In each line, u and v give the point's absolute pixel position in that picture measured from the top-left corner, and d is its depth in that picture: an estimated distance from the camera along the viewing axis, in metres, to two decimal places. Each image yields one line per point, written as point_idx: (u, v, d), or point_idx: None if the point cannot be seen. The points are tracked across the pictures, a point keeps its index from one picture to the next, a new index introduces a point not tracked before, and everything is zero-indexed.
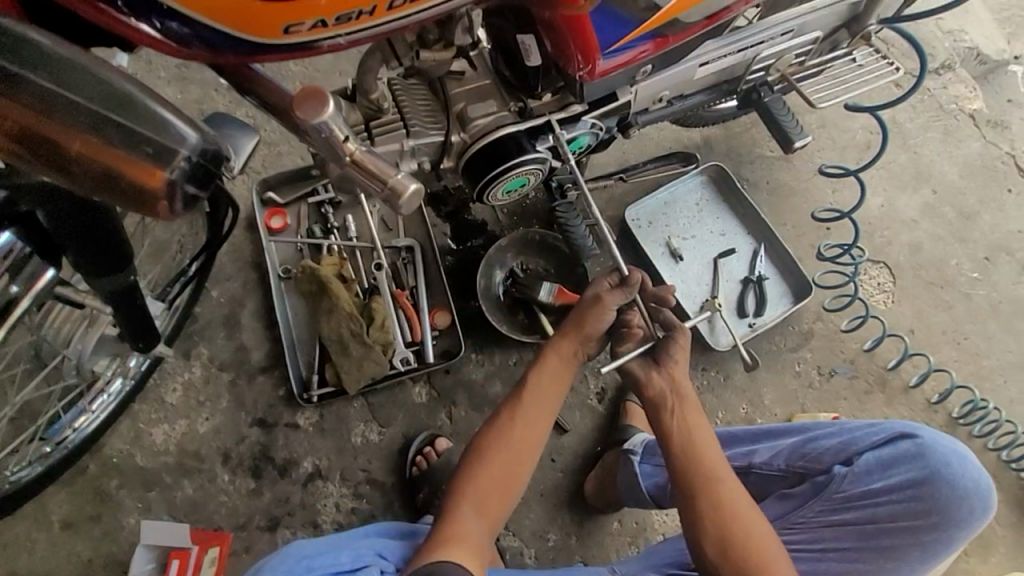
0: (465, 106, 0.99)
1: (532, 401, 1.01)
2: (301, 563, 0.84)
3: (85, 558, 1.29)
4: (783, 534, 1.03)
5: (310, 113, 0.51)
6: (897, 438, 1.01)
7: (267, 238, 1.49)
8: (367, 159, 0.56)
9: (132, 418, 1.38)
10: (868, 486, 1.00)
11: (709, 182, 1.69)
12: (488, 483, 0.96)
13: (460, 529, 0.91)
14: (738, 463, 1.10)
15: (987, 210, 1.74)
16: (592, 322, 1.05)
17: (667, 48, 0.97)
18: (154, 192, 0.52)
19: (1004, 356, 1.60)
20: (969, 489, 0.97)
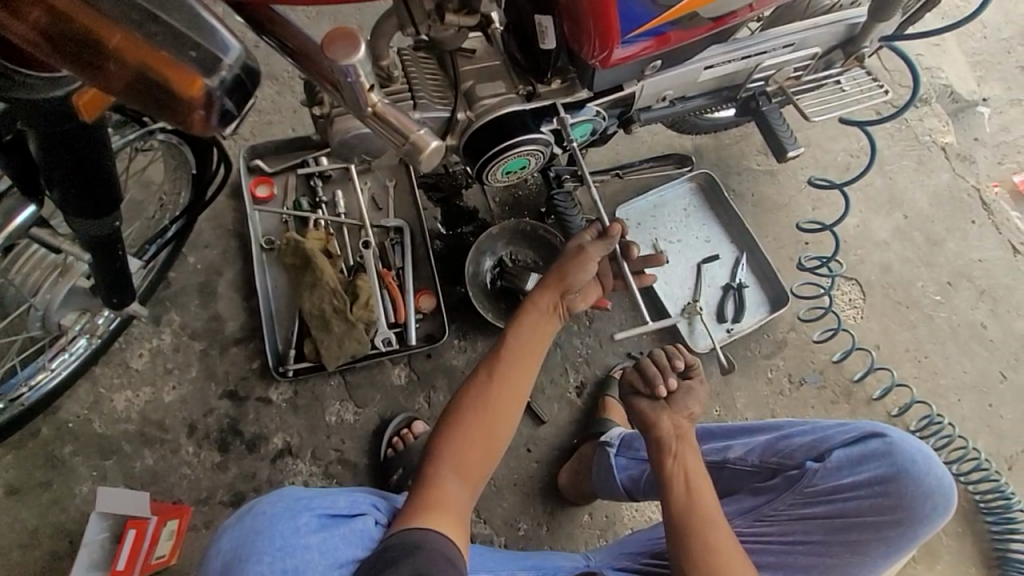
0: (474, 84, 0.99)
1: (515, 362, 1.01)
2: (299, 502, 0.85)
3: (30, 525, 1.22)
4: (754, 526, 1.08)
5: (342, 54, 0.49)
6: (868, 436, 1.06)
7: (252, 206, 1.44)
8: (388, 112, 0.56)
9: (92, 381, 1.31)
10: (837, 482, 1.05)
11: (698, 189, 1.73)
12: (469, 447, 0.95)
13: (441, 495, 0.90)
14: (714, 457, 1.13)
15: (952, 238, 1.83)
16: (574, 273, 1.08)
17: (668, 48, 0.96)
18: (190, 102, 0.45)
19: (960, 376, 1.68)
20: (932, 485, 1.01)
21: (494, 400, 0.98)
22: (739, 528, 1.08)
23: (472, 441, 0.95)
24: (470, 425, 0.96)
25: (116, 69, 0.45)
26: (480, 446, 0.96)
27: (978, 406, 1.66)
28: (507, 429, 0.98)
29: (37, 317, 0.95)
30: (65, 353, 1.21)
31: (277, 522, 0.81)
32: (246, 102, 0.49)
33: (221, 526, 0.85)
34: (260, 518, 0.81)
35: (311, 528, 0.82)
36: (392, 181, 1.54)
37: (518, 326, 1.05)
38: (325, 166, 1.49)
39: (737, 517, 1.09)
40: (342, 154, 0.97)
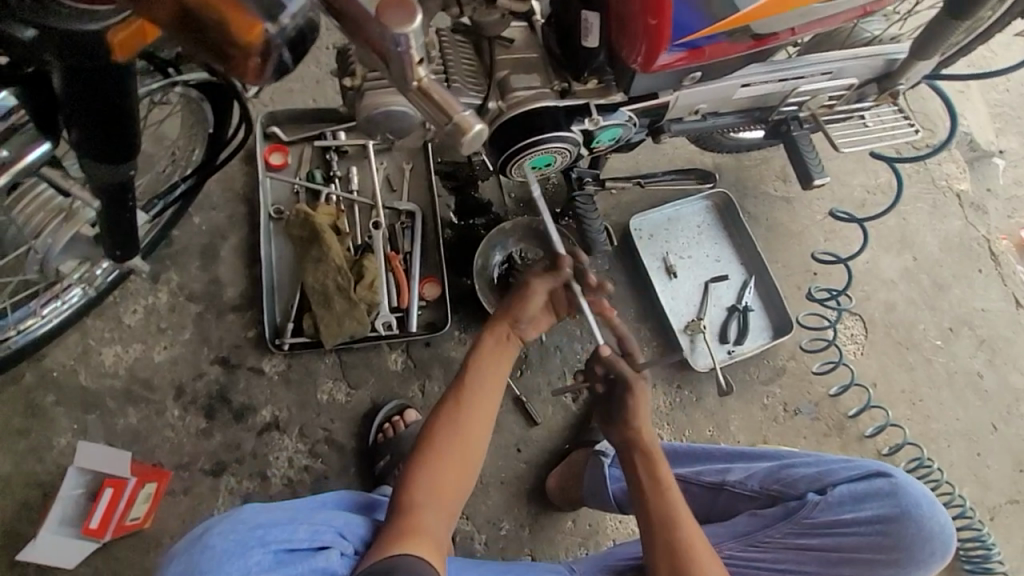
0: (509, 74, 0.97)
1: (483, 382, 0.99)
2: (252, 533, 0.78)
3: (4, 473, 1.19)
4: (747, 551, 1.07)
5: (399, 20, 0.47)
6: (873, 475, 1.07)
7: (264, 173, 1.42)
8: (433, 89, 0.53)
9: (82, 333, 1.28)
10: (837, 517, 1.05)
11: (713, 208, 1.72)
12: (440, 480, 0.91)
13: (418, 526, 0.87)
14: (713, 478, 1.14)
15: (958, 284, 1.83)
16: (523, 307, 1.05)
17: (700, 63, 0.94)
18: (248, 49, 0.44)
19: (951, 423, 1.68)
20: (933, 531, 1.03)
21: (463, 428, 0.95)
22: (731, 551, 1.07)
23: (442, 472, 0.92)
24: (439, 456, 0.93)
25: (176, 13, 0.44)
26: (450, 481, 0.92)
27: (967, 454, 1.66)
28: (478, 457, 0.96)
29: (36, 260, 0.91)
30: (58, 301, 1.18)
31: (224, 562, 0.74)
32: (300, 55, 0.49)
33: (172, 552, 0.78)
34: (208, 557, 0.74)
35: (263, 567, 0.75)
36: (409, 164, 1.52)
37: (477, 353, 1.02)
38: (342, 141, 1.47)
39: (731, 540, 1.08)
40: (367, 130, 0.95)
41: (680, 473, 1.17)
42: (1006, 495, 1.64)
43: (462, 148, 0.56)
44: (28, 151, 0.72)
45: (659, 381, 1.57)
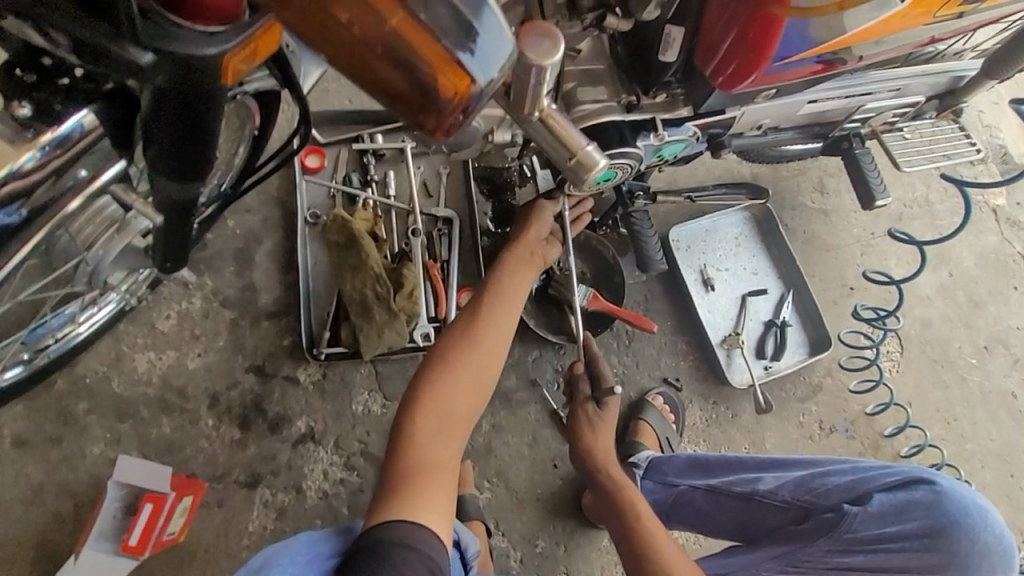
0: (575, 86, 0.94)
1: (494, 313, 0.97)
2: (309, 566, 0.76)
3: (35, 482, 1.16)
4: (787, 571, 1.03)
5: (539, 49, 0.53)
6: (913, 482, 1.00)
7: (300, 176, 1.39)
8: (555, 117, 0.61)
9: (115, 338, 1.25)
10: (881, 530, 0.99)
11: (752, 220, 1.69)
12: (441, 420, 0.89)
13: (420, 464, 0.86)
14: (743, 488, 1.12)
15: (993, 302, 1.80)
16: (534, 224, 1.06)
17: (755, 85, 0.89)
18: (451, 105, 0.45)
19: (986, 444, 1.66)
20: (990, 544, 0.94)
21: (471, 364, 0.93)
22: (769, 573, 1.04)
23: (446, 411, 0.90)
24: (447, 391, 0.91)
25: (376, 50, 0.43)
26: (451, 417, 0.90)
27: (1000, 475, 1.64)
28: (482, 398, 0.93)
29: (87, 272, 0.90)
30: (95, 306, 1.14)
31: None
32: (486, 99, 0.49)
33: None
34: None
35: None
36: (447, 169, 1.48)
37: (493, 280, 1.01)
38: (380, 144, 1.43)
39: (769, 561, 1.04)
40: None
41: (712, 484, 1.16)
42: None
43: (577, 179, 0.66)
44: (103, 170, 0.76)
45: (695, 397, 1.55)
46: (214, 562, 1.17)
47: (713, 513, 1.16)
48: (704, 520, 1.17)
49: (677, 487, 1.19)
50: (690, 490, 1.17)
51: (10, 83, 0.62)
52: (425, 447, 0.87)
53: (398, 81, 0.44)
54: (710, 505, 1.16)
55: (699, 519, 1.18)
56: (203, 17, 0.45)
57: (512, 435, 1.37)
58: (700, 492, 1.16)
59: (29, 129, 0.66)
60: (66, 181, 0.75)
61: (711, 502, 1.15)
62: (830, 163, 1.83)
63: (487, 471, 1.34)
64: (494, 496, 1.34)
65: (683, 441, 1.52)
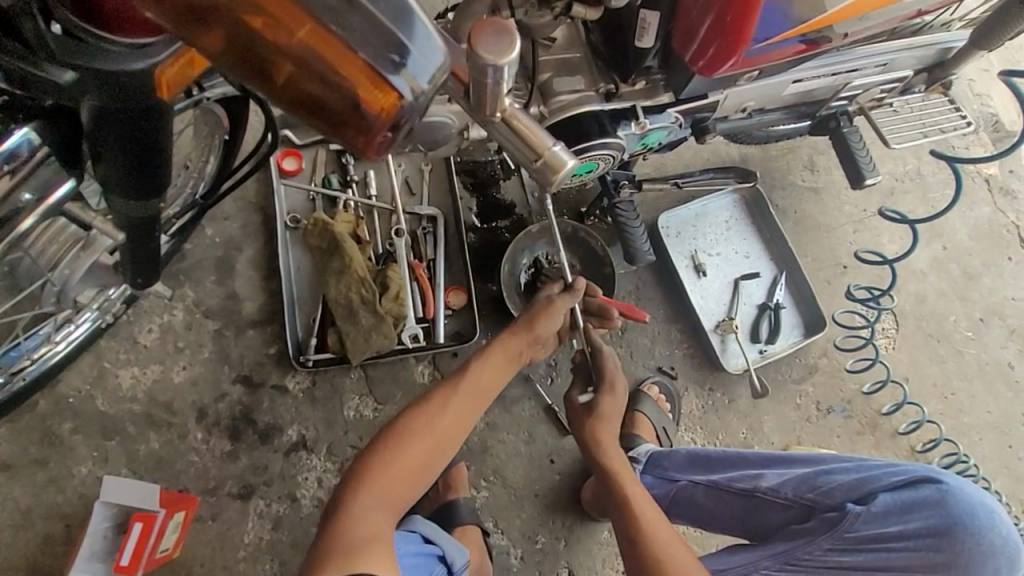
0: (551, 76, 0.91)
1: (464, 401, 0.98)
2: None
3: (23, 506, 1.14)
4: (785, 569, 1.02)
5: (489, 47, 0.43)
6: (919, 482, 0.99)
7: (277, 180, 1.35)
8: (518, 120, 0.50)
9: (96, 355, 1.23)
10: (883, 529, 0.97)
11: (742, 202, 1.66)
12: (386, 493, 0.89)
13: (366, 528, 0.85)
14: (745, 484, 1.11)
15: (988, 273, 1.79)
16: (542, 323, 1.09)
17: (737, 68, 0.86)
18: (380, 121, 0.43)
19: (984, 417, 1.66)
20: (995, 545, 0.93)
21: (428, 440, 0.93)
22: (768, 570, 1.03)
23: (396, 482, 0.90)
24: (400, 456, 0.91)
25: (295, 69, 0.41)
26: (397, 493, 0.90)
27: (999, 447, 1.64)
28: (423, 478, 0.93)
29: (53, 292, 0.87)
30: (71, 325, 1.11)
31: None
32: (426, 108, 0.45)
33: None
34: None
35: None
36: (428, 166, 1.45)
37: (476, 362, 1.02)
38: None
39: (768, 558, 1.03)
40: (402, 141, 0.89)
41: (713, 480, 1.16)
42: None
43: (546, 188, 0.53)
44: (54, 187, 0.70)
45: (691, 384, 1.54)
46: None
47: (717, 510, 1.14)
48: (705, 516, 1.17)
49: (679, 482, 1.18)
50: (691, 486, 1.17)
51: None
52: (365, 518, 0.86)
53: (322, 94, 0.42)
54: (711, 501, 1.15)
55: (701, 515, 1.17)
56: (128, 29, 0.43)
57: (508, 432, 1.36)
58: (701, 488, 1.16)
59: None
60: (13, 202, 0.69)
61: (712, 498, 1.15)
62: (819, 140, 1.80)
63: (484, 470, 1.33)
64: (492, 495, 1.33)
65: (681, 430, 1.51)
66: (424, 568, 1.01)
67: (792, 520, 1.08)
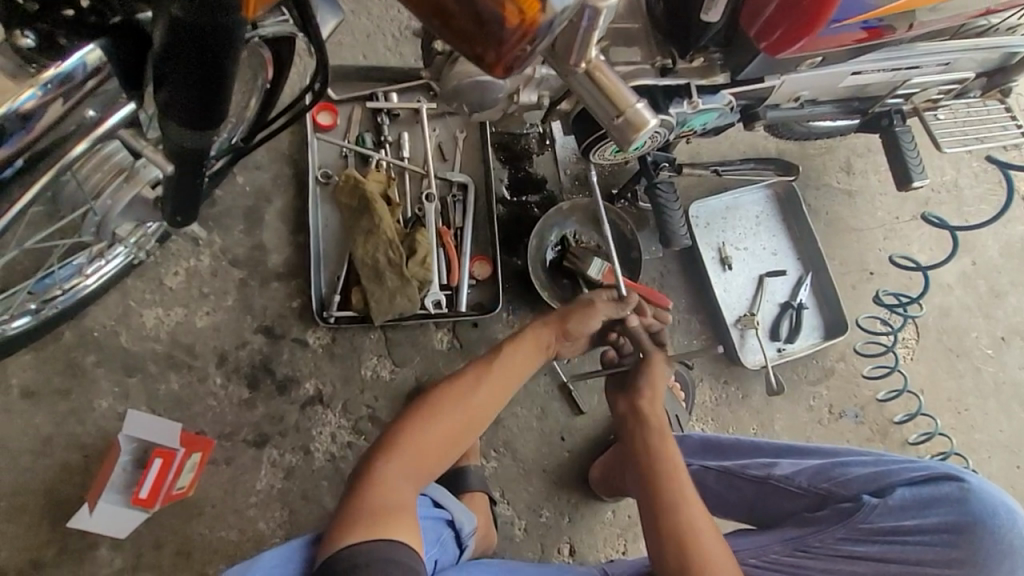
0: (608, 45, 0.89)
1: (496, 380, 1.00)
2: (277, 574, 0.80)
3: (44, 433, 1.16)
4: (795, 556, 1.02)
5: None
6: (939, 479, 1.00)
7: (312, 133, 1.35)
8: (601, 71, 0.60)
9: (122, 293, 1.24)
10: (899, 522, 0.98)
11: (774, 198, 1.64)
12: (417, 460, 0.91)
13: (391, 497, 0.86)
14: (758, 472, 1.11)
15: (1015, 292, 1.76)
16: (578, 322, 1.10)
17: (803, 50, 0.83)
18: (520, 36, 0.48)
19: (995, 435, 1.65)
20: (1013, 545, 0.93)
21: (459, 414, 0.95)
22: (775, 556, 1.03)
23: (424, 453, 0.91)
24: (429, 433, 0.93)
25: None
26: (425, 464, 0.91)
27: (1007, 466, 1.64)
28: (454, 449, 0.95)
29: (94, 222, 0.88)
30: (102, 260, 1.13)
31: None
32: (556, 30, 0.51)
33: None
34: None
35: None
36: (463, 133, 1.44)
37: (510, 347, 1.04)
38: (395, 103, 1.39)
39: (779, 543, 1.04)
40: (449, 99, 0.88)
41: (725, 465, 1.15)
42: None
43: (623, 139, 0.64)
44: (111, 112, 0.70)
45: (706, 376, 1.53)
46: (222, 517, 1.18)
47: (727, 495, 1.15)
48: (715, 501, 1.17)
49: (690, 466, 1.19)
50: (702, 470, 1.17)
51: (17, 16, 0.64)
52: (395, 486, 0.87)
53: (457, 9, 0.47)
54: (722, 486, 1.15)
55: (711, 499, 1.17)
56: None
57: (521, 407, 1.37)
58: (713, 472, 1.16)
59: (31, 65, 0.66)
60: (68, 125, 0.68)
61: (723, 484, 1.15)
62: (858, 142, 1.77)
63: (495, 441, 1.34)
64: (501, 466, 1.34)
65: (692, 420, 1.51)
66: (432, 533, 1.01)
67: (806, 509, 1.07)
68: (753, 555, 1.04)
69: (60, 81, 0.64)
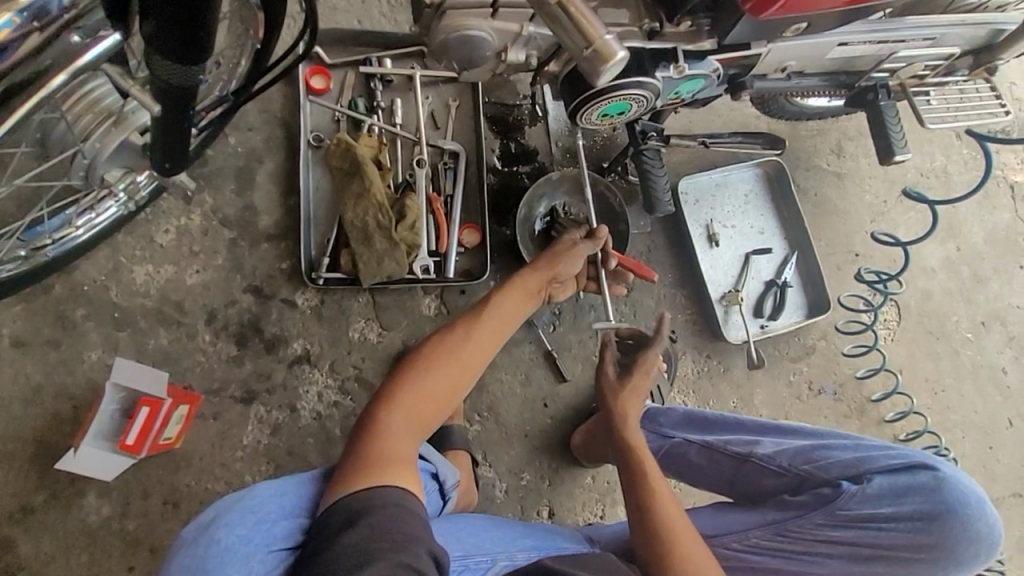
0: (596, 6, 0.89)
1: (488, 330, 1.04)
2: (263, 518, 0.80)
3: (34, 382, 1.18)
4: (776, 539, 1.02)
5: None
6: (917, 467, 1.00)
7: (304, 96, 1.36)
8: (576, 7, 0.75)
9: (113, 248, 1.25)
10: (876, 510, 0.99)
11: (763, 177, 1.66)
12: (416, 412, 0.94)
13: (393, 450, 0.88)
14: (741, 449, 1.09)
15: (997, 279, 1.79)
16: (563, 264, 1.18)
17: (786, 11, 0.85)
18: None
19: (969, 416, 1.69)
20: (979, 532, 0.97)
21: (454, 365, 0.98)
22: (757, 539, 1.03)
23: (422, 404, 0.94)
24: (426, 387, 0.95)
25: None
26: (424, 416, 0.94)
27: (979, 446, 1.68)
28: (454, 400, 0.98)
29: (83, 166, 0.89)
30: (94, 213, 1.14)
31: (226, 562, 0.74)
32: None
33: (180, 541, 0.79)
34: (212, 554, 0.75)
35: (266, 566, 0.76)
36: (456, 102, 1.45)
37: (502, 297, 1.08)
38: (388, 69, 1.39)
39: (758, 528, 1.03)
40: (438, 56, 0.89)
41: (708, 440, 1.13)
42: (1011, 489, 1.67)
43: (601, 69, 0.79)
44: (90, 48, 0.73)
45: (689, 350, 1.56)
46: (209, 470, 1.21)
47: (707, 469, 1.13)
48: (695, 473, 1.15)
49: (671, 439, 1.16)
50: (685, 444, 1.14)
51: None
52: (397, 436, 0.90)
53: None
54: (703, 460, 1.13)
55: (689, 471, 1.16)
56: None
57: (505, 373, 1.39)
58: (695, 446, 1.13)
59: None
60: (47, 57, 0.72)
61: (704, 458, 1.13)
62: (850, 125, 1.78)
63: (479, 406, 1.37)
64: (484, 429, 1.36)
65: (673, 392, 1.54)
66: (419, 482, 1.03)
67: (784, 489, 1.07)
68: (737, 538, 1.03)
69: (36, 15, 0.67)
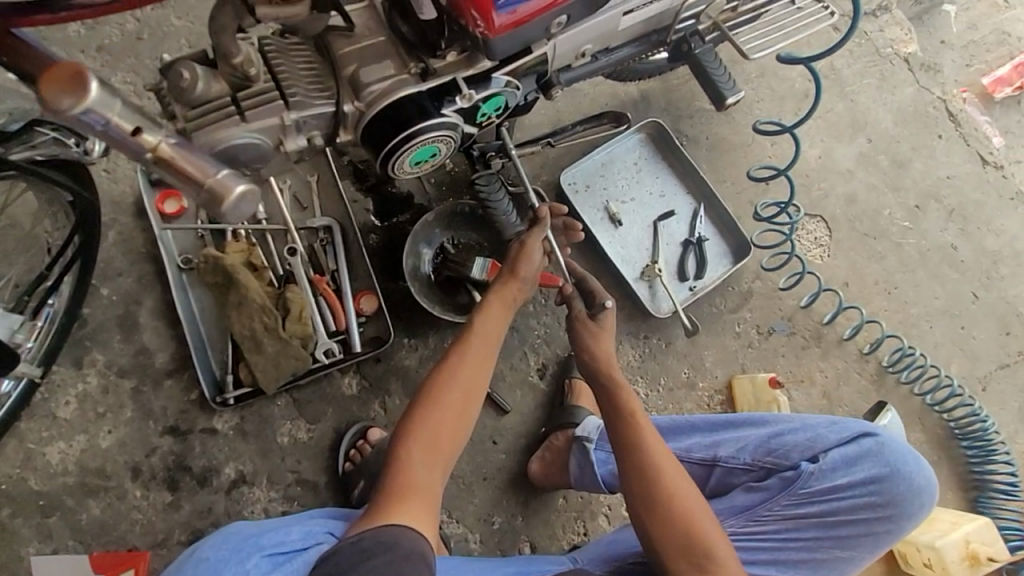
0: (357, 68, 0.88)
1: (479, 351, 1.01)
2: (246, 542, 0.80)
3: None
4: (748, 526, 1.02)
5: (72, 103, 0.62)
6: (861, 436, 1.03)
7: (160, 225, 1.33)
8: (181, 160, 0.72)
9: (19, 439, 1.24)
10: (832, 483, 1.01)
11: (647, 140, 1.61)
12: (432, 444, 0.92)
13: (417, 486, 0.87)
14: (704, 454, 1.07)
15: (918, 157, 1.73)
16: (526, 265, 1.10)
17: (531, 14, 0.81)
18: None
19: (930, 303, 1.63)
20: (921, 485, 1.02)
21: (457, 390, 0.96)
22: (731, 528, 1.03)
23: (436, 434, 0.93)
24: (438, 419, 0.94)
25: None
26: (441, 446, 0.93)
27: (949, 330, 1.62)
28: (468, 424, 0.96)
29: None
30: None
31: (222, 569, 0.74)
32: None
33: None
34: (204, 567, 0.74)
35: (263, 569, 0.76)
36: (314, 176, 1.41)
37: (484, 314, 1.05)
38: None
39: (731, 518, 1.03)
40: None
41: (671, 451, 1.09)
42: (995, 362, 1.61)
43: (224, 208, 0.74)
44: None
45: (626, 337, 1.52)
46: None
47: None
48: None
49: None
50: None
51: None
52: (420, 474, 0.89)
53: None
54: None
55: None
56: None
57: None
58: None
59: None
60: None
61: None
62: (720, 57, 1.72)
63: None
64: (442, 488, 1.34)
65: None
66: None
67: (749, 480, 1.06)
68: None
69: None
